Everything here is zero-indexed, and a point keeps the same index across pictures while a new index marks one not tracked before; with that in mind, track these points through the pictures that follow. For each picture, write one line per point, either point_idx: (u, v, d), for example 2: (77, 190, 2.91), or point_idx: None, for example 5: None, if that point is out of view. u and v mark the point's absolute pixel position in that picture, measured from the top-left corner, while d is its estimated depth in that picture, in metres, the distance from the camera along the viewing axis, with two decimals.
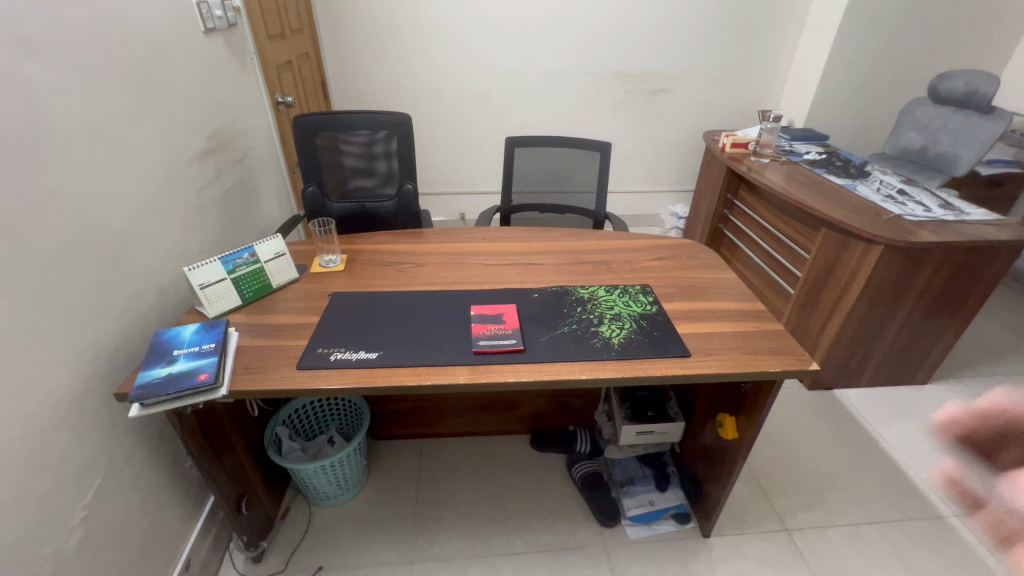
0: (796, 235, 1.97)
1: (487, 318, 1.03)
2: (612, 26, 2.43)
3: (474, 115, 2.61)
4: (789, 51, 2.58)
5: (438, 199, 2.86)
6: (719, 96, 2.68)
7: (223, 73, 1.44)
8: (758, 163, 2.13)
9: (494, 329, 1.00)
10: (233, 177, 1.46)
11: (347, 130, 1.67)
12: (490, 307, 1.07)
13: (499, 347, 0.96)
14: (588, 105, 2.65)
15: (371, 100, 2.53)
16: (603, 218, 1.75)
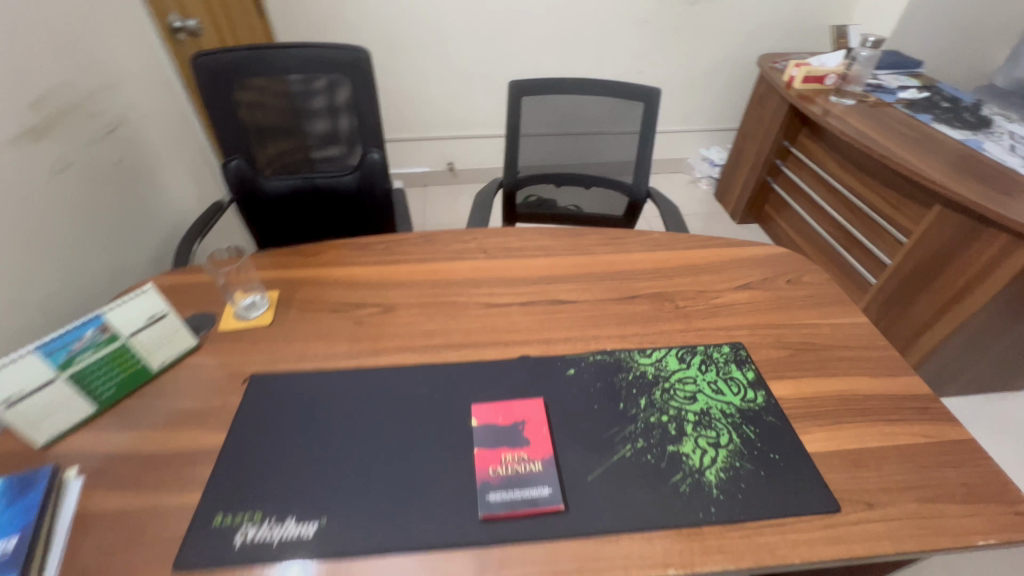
0: (883, 205, 1.52)
1: (501, 436, 0.63)
2: None
3: (461, 33, 1.99)
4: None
5: (420, 146, 2.32)
6: (779, 4, 2.06)
7: None
8: (837, 103, 1.62)
9: (513, 461, 0.61)
10: (102, 160, 0.97)
11: (268, 76, 1.15)
12: (504, 408, 0.66)
13: (521, 506, 0.57)
14: (608, 19, 2.03)
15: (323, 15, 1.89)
16: (643, 194, 1.29)
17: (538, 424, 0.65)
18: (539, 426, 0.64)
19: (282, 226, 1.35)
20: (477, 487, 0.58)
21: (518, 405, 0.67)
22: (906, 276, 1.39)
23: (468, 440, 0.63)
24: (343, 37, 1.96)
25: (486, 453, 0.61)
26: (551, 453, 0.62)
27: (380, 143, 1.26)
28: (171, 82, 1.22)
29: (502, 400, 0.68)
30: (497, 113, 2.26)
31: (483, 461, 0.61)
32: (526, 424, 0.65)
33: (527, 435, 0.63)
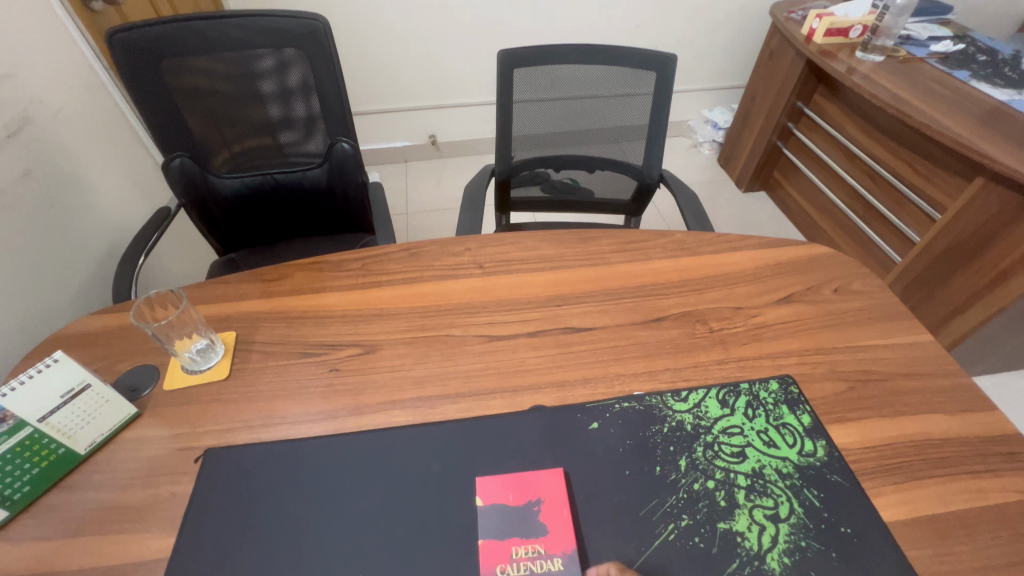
0: (911, 175, 1.38)
1: (513, 525, 0.52)
2: None
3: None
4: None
5: (397, 118, 2.11)
6: None
7: None
8: (862, 60, 1.44)
9: (524, 554, 0.50)
10: (5, 173, 0.79)
11: (202, 53, 0.95)
12: (518, 481, 0.55)
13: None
14: None
15: None
16: (655, 179, 1.14)
17: (561, 506, 0.53)
18: (562, 508, 0.53)
19: (245, 228, 1.18)
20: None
21: (533, 480, 0.55)
22: (936, 257, 1.28)
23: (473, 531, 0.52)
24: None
25: (496, 546, 0.50)
26: (573, 546, 0.50)
27: (348, 130, 1.08)
28: (89, 64, 1.02)
29: (519, 471, 0.56)
30: (481, 78, 2.04)
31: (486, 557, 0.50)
32: (545, 505, 0.53)
33: (546, 520, 0.52)
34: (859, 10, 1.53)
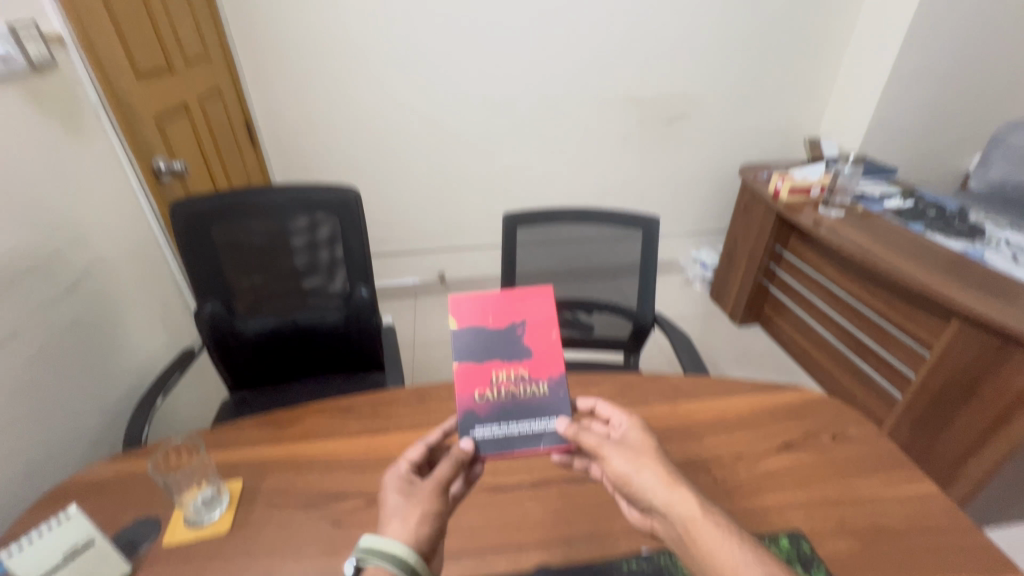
0: (891, 314, 1.47)
1: (503, 341, 0.67)
2: (618, 43, 1.93)
3: (451, 152, 2.06)
4: (835, 60, 2.10)
5: (410, 258, 2.30)
6: (751, 120, 2.19)
7: (22, 145, 0.86)
8: (825, 214, 1.63)
9: (509, 374, 0.67)
10: (54, 324, 0.89)
11: (247, 217, 1.10)
12: (507, 300, 0.69)
13: (513, 441, 0.64)
14: (593, 137, 2.12)
15: (316, 144, 1.95)
16: (650, 321, 1.22)
17: (545, 331, 0.68)
18: (546, 331, 0.68)
19: (261, 367, 1.24)
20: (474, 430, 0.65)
21: (524, 291, 0.69)
22: (934, 395, 1.29)
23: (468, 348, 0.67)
24: (335, 161, 2.00)
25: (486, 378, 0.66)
26: (551, 374, 0.67)
27: (367, 277, 1.19)
28: (148, 224, 1.17)
29: (509, 291, 0.69)
30: (488, 225, 2.27)
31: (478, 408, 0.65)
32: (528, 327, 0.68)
33: (529, 344, 0.67)
34: (816, 173, 1.77)
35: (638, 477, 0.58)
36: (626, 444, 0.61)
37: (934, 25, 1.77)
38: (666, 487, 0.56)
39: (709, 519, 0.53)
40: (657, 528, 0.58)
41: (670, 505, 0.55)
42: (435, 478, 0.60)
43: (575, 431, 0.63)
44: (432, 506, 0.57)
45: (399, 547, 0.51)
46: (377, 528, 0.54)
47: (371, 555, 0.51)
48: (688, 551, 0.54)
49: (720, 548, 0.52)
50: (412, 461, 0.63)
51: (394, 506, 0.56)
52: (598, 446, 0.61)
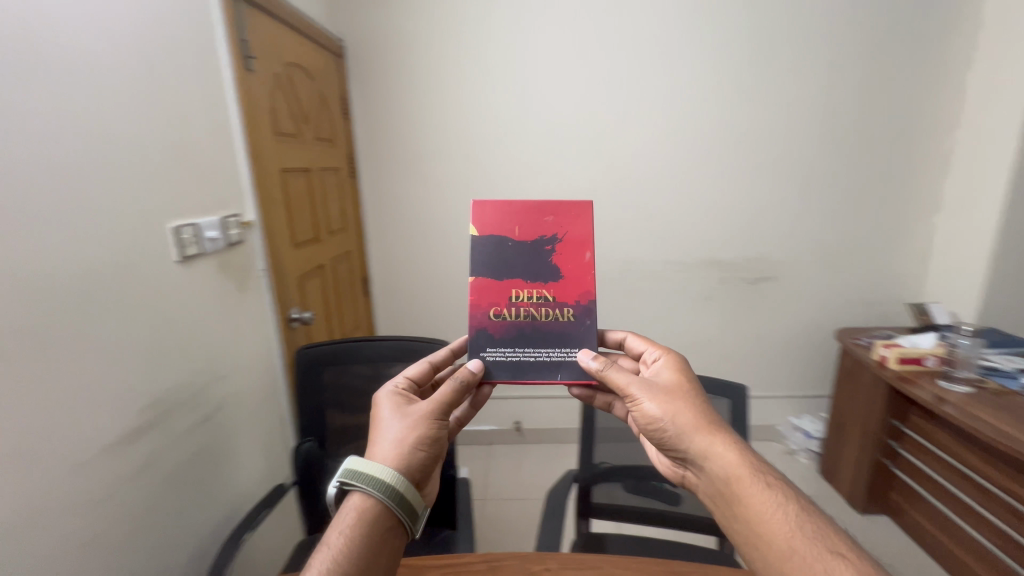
0: None
1: (529, 270, 0.84)
2: (694, 216, 2.09)
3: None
4: (931, 227, 2.07)
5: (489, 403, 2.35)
6: (843, 284, 2.14)
7: (206, 302, 1.11)
8: (947, 388, 1.46)
9: (530, 295, 0.84)
10: (184, 453, 1.03)
11: (352, 362, 1.23)
12: (534, 220, 0.85)
13: (520, 367, 0.83)
14: (674, 297, 2.18)
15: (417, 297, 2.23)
16: None
17: (574, 264, 0.84)
18: (579, 288, 0.84)
19: None
20: (484, 346, 0.83)
21: (562, 207, 0.85)
22: None
23: (499, 256, 0.84)
24: (432, 312, 2.25)
25: (506, 287, 0.84)
26: (567, 298, 0.84)
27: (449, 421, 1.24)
28: (275, 364, 1.38)
29: (552, 206, 0.85)
30: None
31: (493, 328, 0.84)
32: (561, 243, 0.84)
33: (558, 268, 0.84)
34: (927, 342, 1.64)
35: (673, 422, 0.74)
36: (659, 391, 0.77)
37: None
38: (702, 435, 0.72)
39: (741, 468, 0.68)
40: (687, 465, 0.74)
41: (709, 454, 0.70)
42: (427, 407, 0.77)
43: (604, 367, 0.79)
44: (417, 435, 0.74)
45: (381, 473, 0.68)
46: (366, 454, 0.72)
47: (354, 478, 0.67)
48: (724, 494, 0.68)
49: (746, 483, 0.66)
50: (411, 378, 0.85)
51: (391, 429, 0.74)
52: (632, 388, 0.78)
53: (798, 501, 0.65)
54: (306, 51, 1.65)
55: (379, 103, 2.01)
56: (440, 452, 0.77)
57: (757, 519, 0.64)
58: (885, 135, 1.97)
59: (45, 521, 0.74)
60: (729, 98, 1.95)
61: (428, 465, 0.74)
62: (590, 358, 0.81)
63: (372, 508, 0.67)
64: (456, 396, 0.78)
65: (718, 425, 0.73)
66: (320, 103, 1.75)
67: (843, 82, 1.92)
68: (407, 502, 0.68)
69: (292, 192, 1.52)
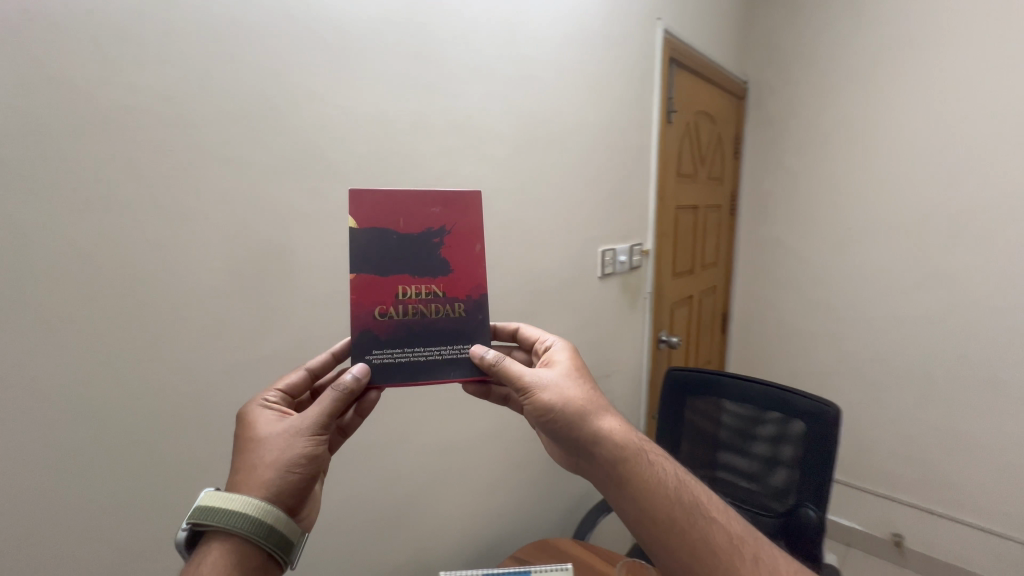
0: None
1: (417, 261, 0.69)
2: None
3: (965, 393, 1.65)
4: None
5: (861, 495, 1.92)
6: None
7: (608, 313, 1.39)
8: None
9: (418, 290, 0.69)
10: None
11: (724, 396, 1.21)
12: (421, 208, 0.69)
13: (419, 373, 0.69)
14: None
15: (783, 345, 2.09)
16: None
17: (464, 257, 0.71)
18: (471, 281, 0.71)
19: None
20: (370, 351, 0.68)
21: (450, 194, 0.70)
22: None
23: (382, 251, 0.68)
24: (798, 364, 2.05)
25: (392, 282, 0.68)
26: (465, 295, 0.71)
27: (827, 498, 1.04)
28: (642, 374, 1.60)
29: (440, 193, 0.70)
30: (1001, 507, 1.62)
31: (378, 328, 0.68)
32: (451, 235, 0.70)
33: (448, 262, 0.70)
34: None
35: (568, 408, 0.66)
36: (556, 377, 0.69)
37: None
38: (592, 417, 0.66)
39: (630, 448, 0.63)
40: (580, 457, 0.66)
41: (603, 439, 0.64)
42: (302, 422, 0.61)
43: (503, 358, 0.68)
44: (291, 455, 0.59)
45: (247, 505, 0.55)
46: (226, 485, 0.58)
47: (209, 517, 0.54)
48: (614, 478, 0.63)
49: (640, 462, 0.63)
50: (282, 388, 0.69)
51: (265, 448, 0.59)
52: (531, 379, 0.67)
53: (678, 472, 0.63)
54: (714, 98, 1.78)
55: (783, 145, 2.01)
56: (322, 469, 0.63)
57: (653, 498, 0.60)
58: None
59: (497, 433, 1.17)
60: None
61: (307, 487, 0.61)
62: (484, 351, 0.70)
63: (238, 547, 0.54)
64: (337, 407, 0.62)
65: (601, 405, 0.68)
66: (717, 144, 1.86)
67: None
68: (281, 534, 0.56)
69: (680, 227, 1.68)
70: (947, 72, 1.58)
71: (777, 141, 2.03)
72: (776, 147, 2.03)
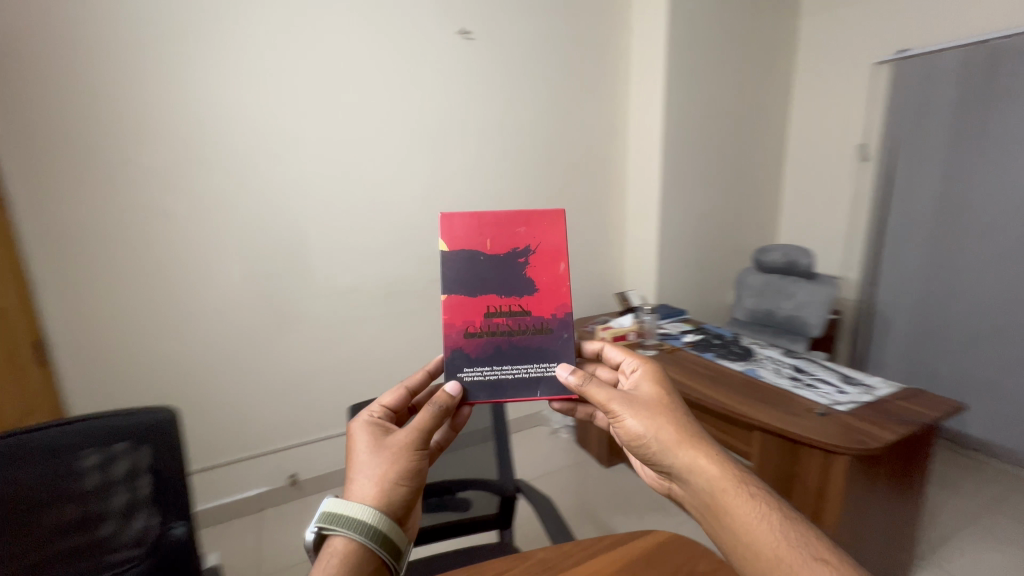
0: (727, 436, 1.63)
1: (504, 282, 0.87)
2: (405, 179, 2.08)
3: (263, 376, 1.95)
4: (623, 206, 2.68)
5: (256, 461, 1.99)
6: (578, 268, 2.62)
7: None
8: (644, 356, 1.93)
9: (503, 310, 0.87)
10: None
11: None
12: (506, 230, 0.87)
13: (503, 383, 0.86)
14: (391, 333, 2.18)
15: (176, 392, 1.81)
16: (513, 492, 1.23)
17: (549, 275, 0.88)
18: (556, 301, 0.88)
19: None
20: (463, 366, 0.86)
21: (534, 217, 0.88)
22: None
23: (473, 270, 0.86)
24: (190, 387, 1.84)
25: (481, 304, 0.86)
26: (559, 302, 0.88)
27: None
28: None
29: (528, 216, 0.87)
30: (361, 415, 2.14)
31: (469, 347, 0.86)
32: (535, 253, 0.88)
33: (533, 281, 0.88)
34: (628, 322, 2.09)
35: (657, 438, 0.76)
36: (638, 409, 0.78)
37: (678, 115, 2.42)
38: (683, 447, 0.74)
39: (725, 480, 0.70)
40: (667, 475, 0.76)
41: (693, 467, 0.72)
42: (402, 441, 0.75)
43: (584, 381, 0.82)
44: (397, 472, 0.73)
45: (362, 515, 0.68)
46: (344, 493, 0.72)
47: (335, 522, 0.67)
48: (712, 506, 0.70)
49: (733, 496, 0.68)
50: (387, 405, 0.87)
51: (363, 469, 0.73)
52: (614, 408, 0.79)
53: (781, 514, 0.67)
54: None
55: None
56: (420, 484, 0.76)
57: (746, 533, 0.66)
58: (581, 90, 2.41)
59: None
60: (473, 46, 2.11)
61: (411, 498, 0.74)
62: (569, 372, 0.84)
63: (356, 550, 0.67)
64: (434, 421, 0.78)
65: (695, 436, 0.75)
66: None
67: (566, 97, 2.38)
68: (392, 541, 0.68)
69: None
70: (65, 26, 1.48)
71: (21, 102, 1.46)
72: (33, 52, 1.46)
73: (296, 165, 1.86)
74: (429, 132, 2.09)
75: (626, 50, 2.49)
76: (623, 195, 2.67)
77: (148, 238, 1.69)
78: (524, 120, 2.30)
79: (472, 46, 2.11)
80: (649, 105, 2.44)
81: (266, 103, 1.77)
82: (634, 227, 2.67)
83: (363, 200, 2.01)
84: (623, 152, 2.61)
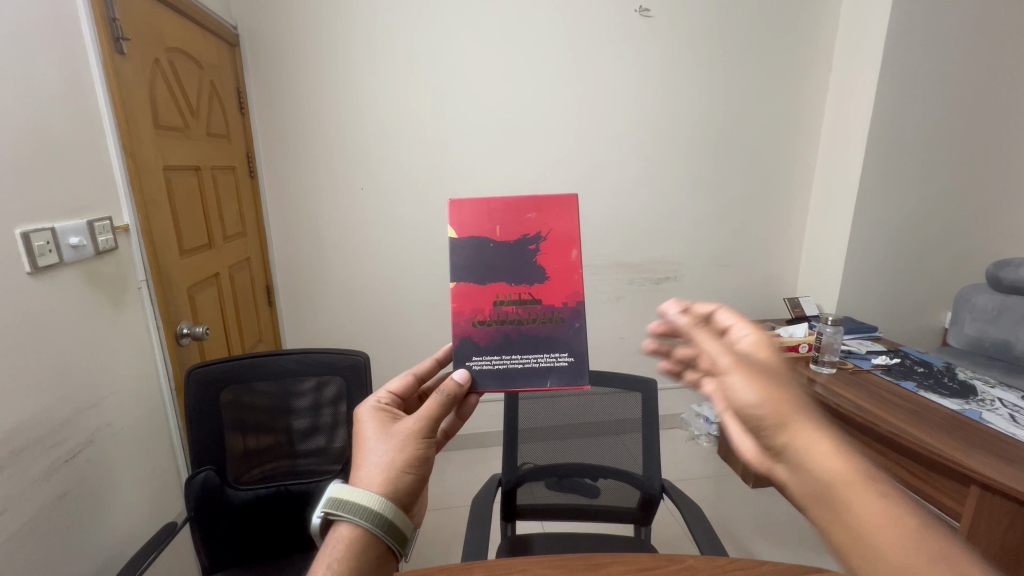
0: (922, 483, 1.35)
1: (515, 269, 0.82)
2: (567, 164, 2.10)
3: (424, 337, 2.19)
4: (807, 201, 2.34)
5: None
6: (741, 266, 2.38)
7: (88, 318, 1.05)
8: (816, 373, 1.68)
9: (512, 298, 0.82)
10: (50, 494, 0.95)
11: None
12: (515, 218, 0.83)
13: (511, 378, 0.81)
14: None
15: (360, 338, 2.15)
16: (656, 492, 1.19)
17: (560, 262, 0.83)
18: (567, 289, 0.83)
19: None
20: (471, 355, 0.81)
21: (545, 202, 0.83)
22: None
23: (480, 257, 0.82)
24: (370, 336, 2.16)
25: (489, 293, 0.82)
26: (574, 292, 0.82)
27: None
28: (160, 386, 1.30)
29: (537, 202, 0.83)
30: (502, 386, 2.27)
31: (478, 335, 0.82)
32: (546, 241, 0.83)
33: (543, 269, 0.83)
34: (801, 331, 1.87)
35: (771, 402, 0.57)
36: (752, 365, 0.62)
37: (901, 94, 1.98)
38: (797, 420, 0.55)
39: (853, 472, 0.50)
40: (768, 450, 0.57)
41: (810, 447, 0.53)
42: (409, 429, 0.69)
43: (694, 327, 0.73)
44: (403, 460, 0.67)
45: (370, 501, 0.63)
46: (350, 480, 0.66)
47: (340, 507, 0.62)
48: (825, 500, 0.50)
49: (862, 490, 0.49)
50: (393, 392, 0.80)
51: (372, 455, 0.68)
52: (720, 358, 0.65)
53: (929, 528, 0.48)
54: (194, 38, 1.49)
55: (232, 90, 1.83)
56: (427, 475, 0.70)
57: (872, 533, 0.47)
58: (772, 68, 2.14)
59: None
60: (651, 25, 2.01)
61: (418, 487, 0.68)
62: (677, 311, 0.76)
63: (362, 538, 0.62)
64: (442, 409, 0.72)
65: (820, 415, 0.56)
66: (212, 94, 1.59)
67: (750, 77, 2.14)
68: (397, 529, 0.63)
69: (177, 194, 1.37)
70: (311, 31, 1.82)
71: (276, 93, 1.86)
72: (286, 53, 1.82)
73: (471, 148, 2.02)
74: (595, 116, 2.07)
75: (831, 16, 2.13)
76: (808, 187, 2.32)
77: (349, 206, 2.00)
78: (699, 103, 2.13)
79: (652, 24, 2.01)
80: (856, 80, 2.05)
81: (451, 90, 1.95)
82: (817, 226, 2.31)
83: (526, 183, 2.10)
84: (816, 139, 2.26)
